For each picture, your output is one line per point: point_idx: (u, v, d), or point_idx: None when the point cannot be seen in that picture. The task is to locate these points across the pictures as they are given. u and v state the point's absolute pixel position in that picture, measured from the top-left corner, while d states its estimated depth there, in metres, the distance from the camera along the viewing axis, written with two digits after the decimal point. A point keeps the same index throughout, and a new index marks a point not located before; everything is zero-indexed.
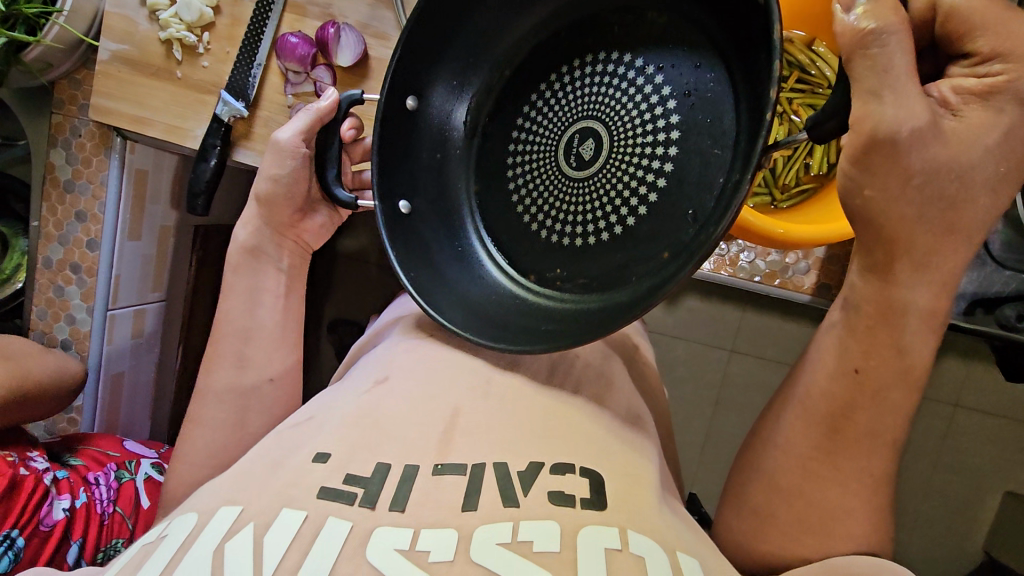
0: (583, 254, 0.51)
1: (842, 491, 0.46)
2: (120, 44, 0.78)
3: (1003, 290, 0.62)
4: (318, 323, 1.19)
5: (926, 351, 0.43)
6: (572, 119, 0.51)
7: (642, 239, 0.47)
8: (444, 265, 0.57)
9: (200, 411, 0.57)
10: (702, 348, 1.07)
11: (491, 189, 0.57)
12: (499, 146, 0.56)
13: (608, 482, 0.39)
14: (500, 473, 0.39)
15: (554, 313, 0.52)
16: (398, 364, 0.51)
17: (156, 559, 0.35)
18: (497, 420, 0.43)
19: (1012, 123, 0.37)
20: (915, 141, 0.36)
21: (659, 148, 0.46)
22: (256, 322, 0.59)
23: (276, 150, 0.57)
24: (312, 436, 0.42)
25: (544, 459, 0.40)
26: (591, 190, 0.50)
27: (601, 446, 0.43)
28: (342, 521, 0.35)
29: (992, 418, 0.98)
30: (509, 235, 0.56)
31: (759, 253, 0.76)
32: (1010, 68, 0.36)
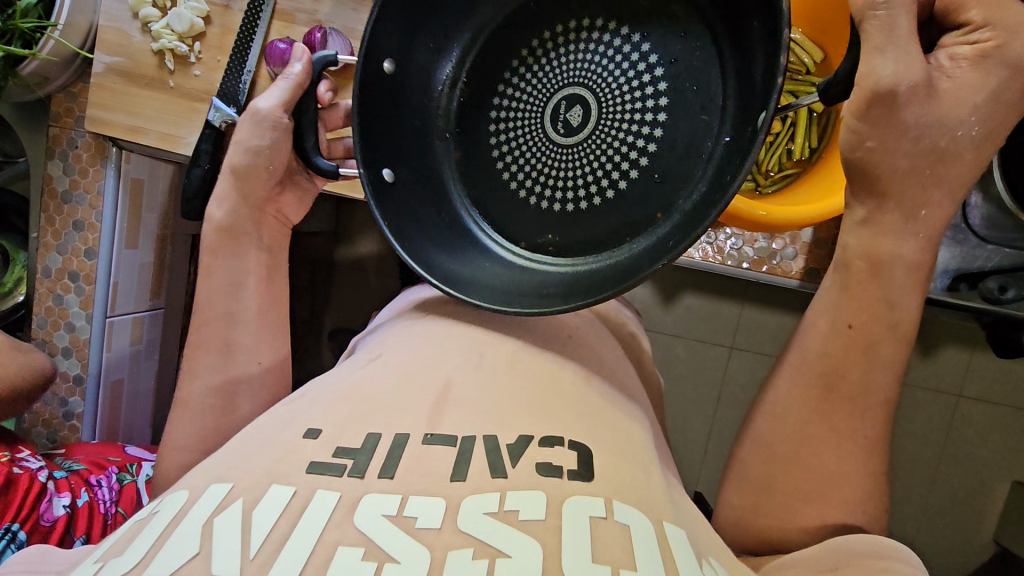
0: (574, 219, 0.53)
1: (839, 454, 0.46)
2: (115, 56, 0.80)
3: (986, 264, 0.63)
4: (318, 333, 1.20)
5: (914, 311, 0.44)
6: (559, 86, 0.53)
7: (635, 202, 0.50)
8: (433, 232, 0.57)
9: (193, 395, 0.57)
10: (701, 345, 1.08)
11: (474, 160, 0.58)
12: (482, 116, 0.57)
13: (596, 455, 0.40)
14: (489, 445, 0.40)
15: (549, 276, 0.54)
16: (391, 343, 0.52)
17: (145, 534, 0.35)
18: (491, 393, 0.44)
19: (999, 85, 0.40)
20: (913, 97, 0.39)
21: (648, 114, 0.49)
22: (245, 308, 0.59)
23: (257, 120, 0.60)
24: (306, 411, 0.43)
25: (534, 433, 0.41)
26: (580, 154, 0.52)
27: (591, 421, 0.43)
28: (330, 493, 0.36)
29: (994, 407, 0.99)
30: (496, 205, 0.57)
31: (746, 240, 0.76)
32: (998, 34, 0.39)
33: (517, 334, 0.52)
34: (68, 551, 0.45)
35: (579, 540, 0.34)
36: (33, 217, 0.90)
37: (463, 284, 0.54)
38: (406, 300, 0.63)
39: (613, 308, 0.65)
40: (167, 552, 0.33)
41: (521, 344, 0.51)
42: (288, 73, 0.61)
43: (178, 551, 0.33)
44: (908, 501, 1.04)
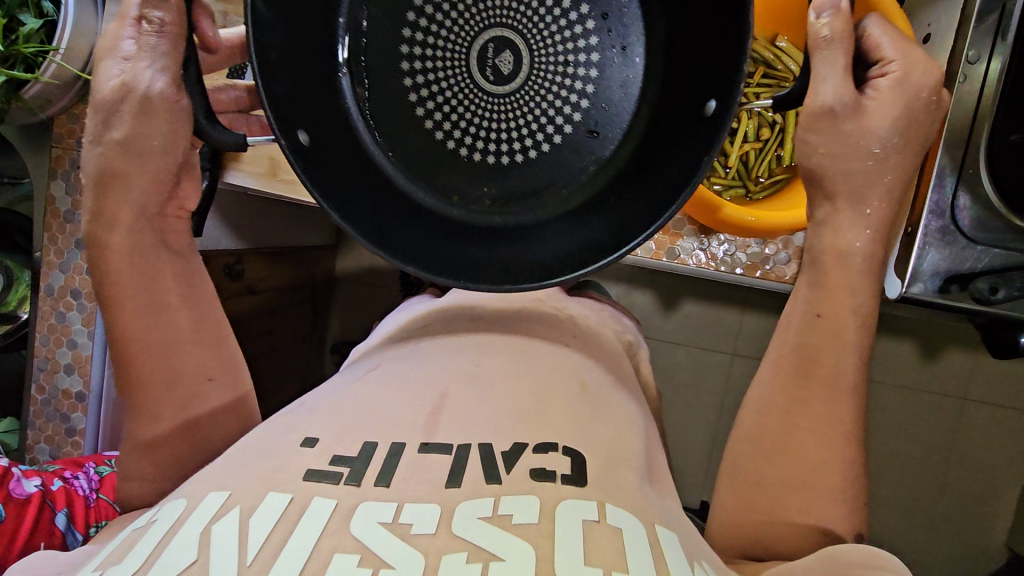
0: (509, 172, 0.56)
1: (817, 442, 0.47)
2: None
3: (977, 265, 0.63)
4: (321, 348, 1.20)
5: (866, 300, 0.49)
6: (482, 28, 0.52)
7: (568, 153, 0.55)
8: (362, 194, 0.54)
9: (157, 418, 0.50)
10: (702, 352, 1.08)
11: (387, 106, 0.55)
12: (396, 58, 0.54)
13: (589, 461, 0.40)
14: (484, 454, 0.40)
15: (490, 228, 0.57)
16: (387, 354, 0.53)
17: (144, 542, 0.36)
18: (484, 401, 0.45)
19: (905, 107, 0.48)
20: (846, 114, 0.47)
21: (580, 67, 0.53)
22: (178, 326, 0.51)
23: (137, 107, 0.48)
24: (302, 422, 0.44)
25: (528, 440, 0.42)
26: (513, 105, 0.53)
27: (585, 426, 0.44)
28: (326, 500, 0.36)
29: (999, 410, 0.99)
30: (418, 155, 0.56)
31: (739, 245, 0.77)
32: (903, 67, 0.47)
33: (515, 338, 0.53)
34: (71, 552, 0.45)
35: (572, 543, 0.34)
36: (36, 236, 0.91)
37: (405, 248, 0.52)
38: (404, 312, 0.62)
39: (610, 319, 0.64)
40: (166, 558, 0.34)
41: (510, 355, 0.51)
42: (145, 31, 0.47)
43: (175, 558, 0.34)
44: (917, 506, 1.03)
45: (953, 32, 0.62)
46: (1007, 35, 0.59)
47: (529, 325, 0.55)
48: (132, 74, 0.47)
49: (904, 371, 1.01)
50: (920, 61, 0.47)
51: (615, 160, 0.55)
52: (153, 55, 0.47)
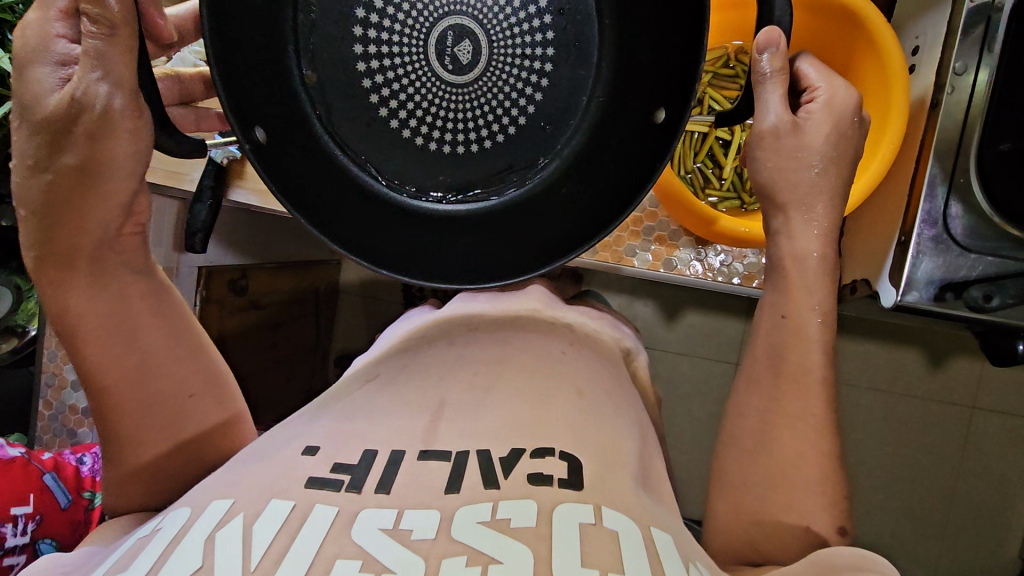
0: (464, 162, 0.53)
1: (800, 440, 0.49)
2: None
3: (970, 273, 0.63)
4: (326, 361, 1.21)
5: (827, 299, 0.53)
6: (439, 15, 0.48)
7: (522, 145, 0.53)
8: (313, 186, 0.51)
9: (142, 442, 0.49)
10: (706, 362, 1.08)
11: (336, 89, 0.51)
12: (346, 36, 0.49)
13: (586, 465, 0.41)
14: (482, 458, 0.41)
15: (442, 221, 0.55)
16: (385, 365, 0.53)
17: (149, 551, 0.36)
18: (480, 411, 0.46)
19: (837, 125, 0.52)
20: (787, 134, 0.52)
21: (538, 59, 0.50)
22: (152, 343, 0.49)
23: (94, 127, 0.42)
24: (303, 431, 0.45)
25: (525, 446, 0.42)
26: (473, 95, 0.50)
27: (581, 431, 0.44)
28: (328, 507, 0.37)
29: (1007, 418, 0.99)
30: (369, 145, 0.53)
31: (736, 256, 0.78)
32: (826, 91, 0.52)
33: (506, 347, 0.54)
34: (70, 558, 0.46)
35: (568, 546, 0.35)
36: None
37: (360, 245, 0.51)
38: (404, 324, 0.62)
39: (611, 335, 0.63)
40: (171, 567, 0.34)
41: (487, 358, 0.52)
42: (89, 32, 0.40)
43: (179, 567, 0.34)
44: (927, 517, 1.02)
45: (941, 43, 0.64)
46: (993, 47, 0.60)
47: (520, 332, 0.56)
48: (82, 87, 0.41)
49: (909, 381, 1.01)
50: (840, 85, 0.52)
51: (568, 148, 0.53)
52: (105, 66, 0.41)
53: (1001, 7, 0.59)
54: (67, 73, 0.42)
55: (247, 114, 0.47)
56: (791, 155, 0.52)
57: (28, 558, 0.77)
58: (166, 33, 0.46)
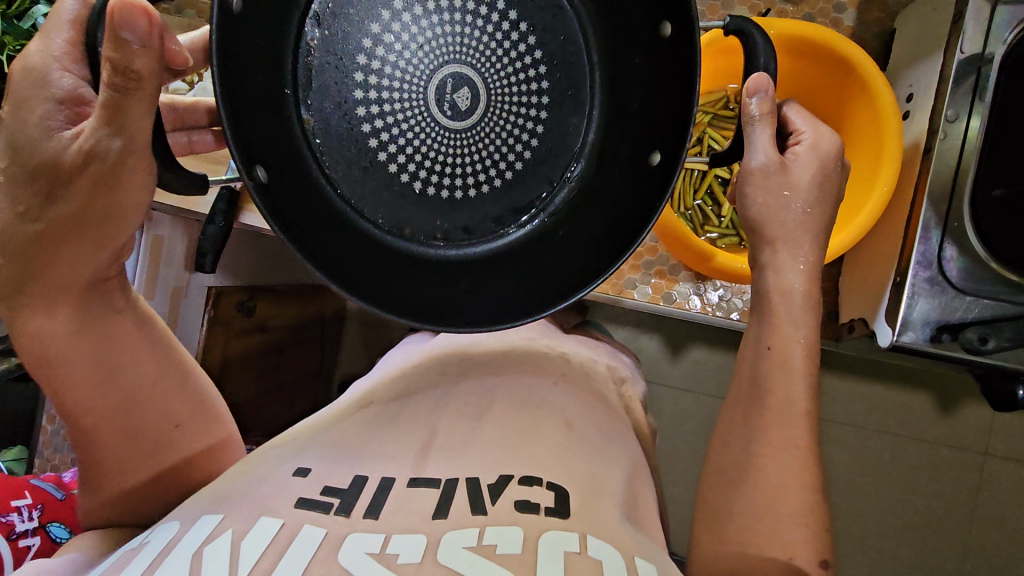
0: (462, 206, 0.52)
1: (786, 470, 0.50)
2: None
3: (966, 315, 0.64)
4: (329, 382, 1.22)
5: (812, 332, 0.54)
6: (439, 62, 0.48)
7: (520, 190, 0.53)
8: (313, 232, 0.48)
9: (127, 477, 0.50)
10: (709, 398, 1.08)
11: (331, 132, 0.49)
12: (344, 80, 0.48)
13: (573, 496, 0.42)
14: (471, 486, 0.42)
15: (439, 265, 0.54)
16: (376, 392, 0.55)
17: (136, 563, 0.37)
18: (469, 440, 0.47)
19: (824, 165, 0.54)
20: (775, 172, 0.53)
21: (533, 108, 0.51)
22: (139, 376, 0.50)
23: (97, 179, 0.41)
24: (296, 455, 0.46)
25: (514, 473, 0.43)
26: (473, 140, 0.50)
27: (568, 461, 0.45)
28: (316, 529, 0.38)
29: (1019, 466, 0.97)
30: (368, 189, 0.51)
31: (735, 292, 0.79)
32: (809, 135, 0.54)
33: (495, 379, 0.55)
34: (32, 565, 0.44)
35: (552, 571, 0.35)
36: None
37: (363, 290, 0.49)
38: (401, 350, 0.63)
39: (600, 363, 0.63)
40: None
41: (478, 390, 0.53)
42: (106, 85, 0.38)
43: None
44: (936, 565, 0.99)
45: (934, 91, 0.65)
46: (984, 95, 0.62)
47: (510, 367, 0.57)
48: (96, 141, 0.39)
49: (918, 425, 0.99)
50: (822, 130, 0.54)
51: (562, 190, 0.54)
52: (119, 127, 0.39)
53: (990, 58, 0.61)
54: (72, 111, 0.42)
55: (248, 153, 0.44)
56: (772, 197, 0.54)
57: (42, 539, 0.76)
58: (181, 57, 0.41)
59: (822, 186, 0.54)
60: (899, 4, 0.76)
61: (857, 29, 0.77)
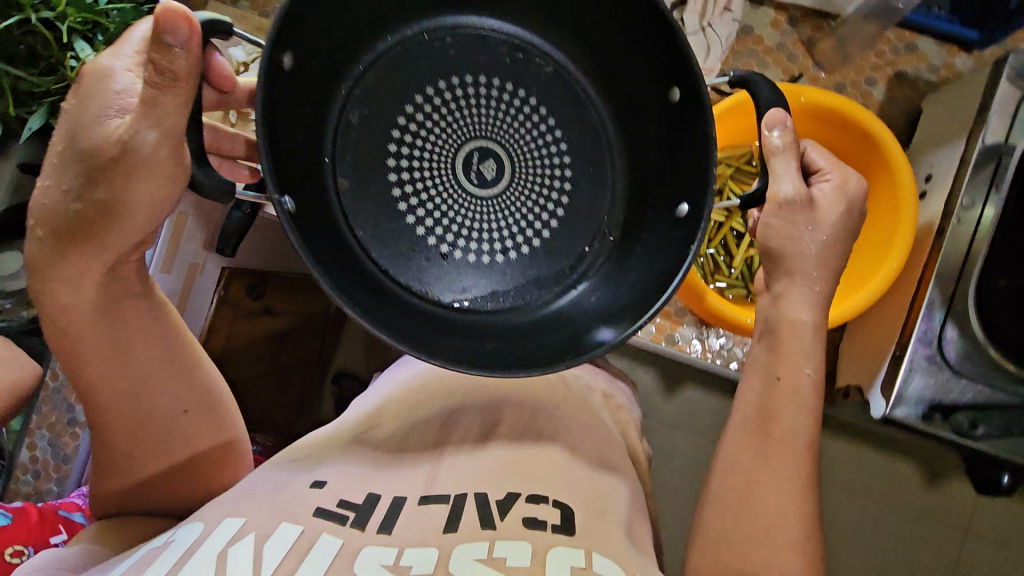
0: (489, 268, 0.55)
1: (773, 529, 0.51)
2: None
3: (960, 398, 0.65)
4: (325, 374, 1.23)
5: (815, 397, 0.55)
6: (469, 135, 0.53)
7: (546, 258, 0.56)
8: (345, 282, 0.48)
9: (142, 462, 0.53)
10: (699, 438, 1.09)
11: (364, 197, 0.52)
12: (378, 149, 0.52)
13: (578, 514, 0.46)
14: (480, 502, 0.46)
15: (463, 327, 0.54)
16: (387, 405, 0.56)
17: (160, 561, 0.39)
18: (474, 461, 0.51)
19: (849, 203, 0.56)
20: (804, 206, 0.54)
21: (556, 182, 0.55)
22: (147, 364, 0.52)
23: (133, 167, 0.41)
24: (313, 465, 0.49)
25: (522, 491, 0.48)
26: (500, 206, 0.55)
27: (571, 481, 0.49)
28: (333, 538, 0.41)
29: (1000, 550, 0.98)
30: (397, 250, 0.53)
31: (737, 341, 0.81)
32: (835, 173, 0.57)
33: (501, 412, 0.56)
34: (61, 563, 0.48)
35: None
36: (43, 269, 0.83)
37: (387, 328, 0.48)
38: (405, 367, 0.62)
39: (588, 380, 0.64)
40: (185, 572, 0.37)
41: (484, 410, 0.57)
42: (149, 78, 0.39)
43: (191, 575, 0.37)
44: None
45: (952, 175, 0.67)
46: (1000, 186, 0.63)
47: (514, 399, 0.58)
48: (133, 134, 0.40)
49: (905, 497, 1.00)
50: (846, 170, 0.57)
51: (590, 265, 0.57)
52: (154, 120, 0.40)
53: (1010, 150, 0.63)
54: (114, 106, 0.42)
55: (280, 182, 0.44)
56: (790, 233, 0.55)
57: None
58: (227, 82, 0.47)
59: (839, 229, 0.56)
60: (930, 85, 0.78)
61: (886, 104, 0.79)
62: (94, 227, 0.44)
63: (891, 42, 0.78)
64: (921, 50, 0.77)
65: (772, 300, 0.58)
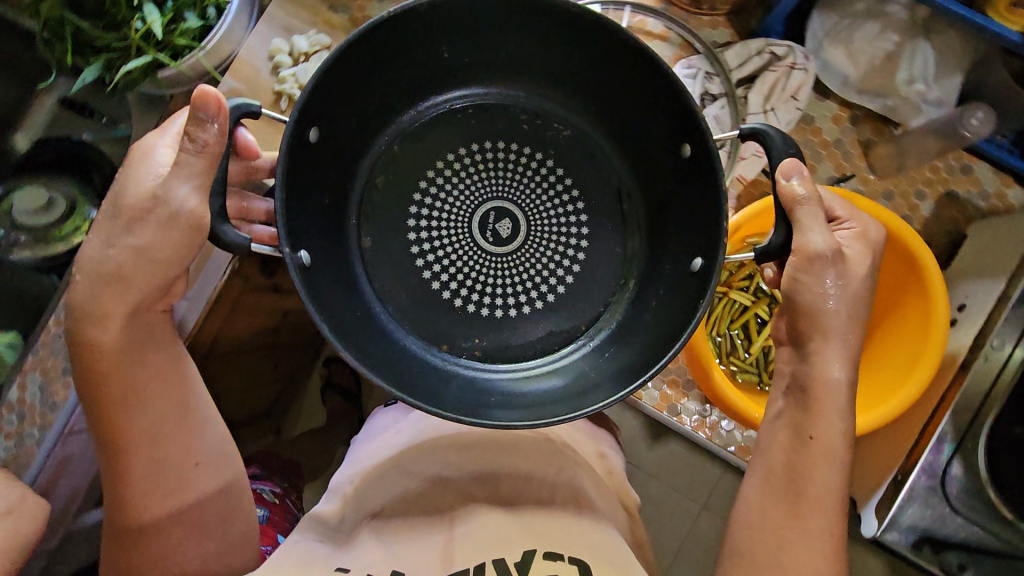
0: (506, 323, 0.64)
1: None
2: (238, 83, 0.79)
3: (952, 534, 0.65)
4: None
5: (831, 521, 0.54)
6: (482, 201, 0.64)
7: (558, 313, 0.65)
8: (359, 340, 0.59)
9: (148, 509, 0.57)
10: (675, 496, 1.08)
11: (388, 256, 0.64)
12: (401, 213, 0.64)
13: (593, 568, 0.55)
14: (499, 567, 0.55)
15: (470, 380, 0.63)
16: (379, 468, 0.65)
17: None
18: (489, 525, 0.59)
19: (869, 251, 0.58)
20: (834, 259, 0.55)
21: (573, 241, 0.65)
22: (158, 413, 0.57)
23: (163, 218, 0.53)
24: (337, 551, 0.58)
25: (537, 548, 0.57)
26: (515, 263, 0.64)
27: (584, 535, 0.58)
28: None
29: None
30: (418, 307, 0.64)
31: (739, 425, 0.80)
32: (851, 219, 0.59)
33: (493, 475, 0.65)
34: None
35: None
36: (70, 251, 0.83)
37: (392, 378, 0.58)
38: (388, 435, 0.69)
39: (579, 446, 0.69)
40: None
41: (481, 468, 0.66)
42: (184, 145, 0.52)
43: None
44: None
45: (985, 314, 0.66)
46: None
47: (503, 456, 0.67)
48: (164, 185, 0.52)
49: None
50: (860, 216, 0.59)
51: (606, 322, 0.65)
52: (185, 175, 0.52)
53: None
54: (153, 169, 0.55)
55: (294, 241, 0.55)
56: (817, 288, 0.55)
57: None
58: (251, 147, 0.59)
59: (867, 287, 0.57)
60: (979, 212, 0.77)
61: (932, 221, 0.78)
62: (134, 269, 0.54)
63: (947, 161, 0.77)
64: (976, 174, 0.77)
65: (803, 358, 0.58)
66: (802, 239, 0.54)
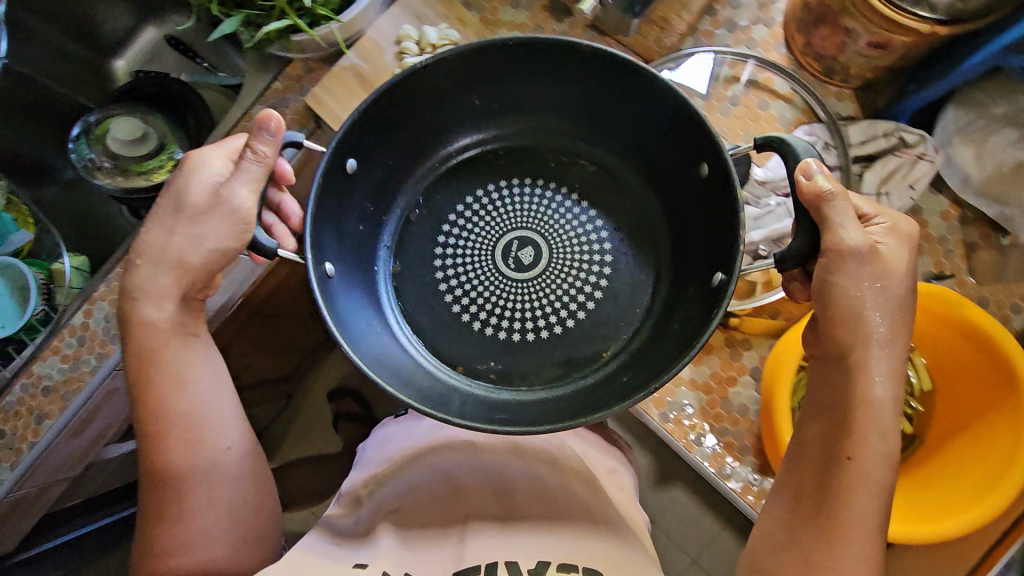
0: (524, 348, 0.67)
1: None
2: (362, 61, 0.80)
3: None
4: None
5: None
6: (505, 231, 0.69)
7: (576, 340, 0.66)
8: (376, 349, 0.62)
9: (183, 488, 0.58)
10: (674, 546, 1.05)
11: (416, 280, 0.69)
12: (430, 241, 0.70)
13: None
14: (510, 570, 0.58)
15: (483, 397, 0.64)
16: (393, 473, 0.67)
17: None
18: (495, 535, 0.61)
19: (896, 244, 0.56)
20: (865, 258, 0.53)
21: (594, 272, 0.68)
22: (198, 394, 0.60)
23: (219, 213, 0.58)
24: (357, 550, 0.61)
25: (551, 559, 0.59)
26: (534, 287, 0.67)
27: (594, 546, 0.59)
28: None
29: None
30: (439, 330, 0.68)
31: None
32: (881, 213, 0.57)
33: (507, 487, 0.66)
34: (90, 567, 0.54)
35: None
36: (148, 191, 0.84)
37: (402, 383, 0.59)
38: (393, 441, 0.70)
39: (598, 459, 0.68)
40: None
41: (495, 479, 0.67)
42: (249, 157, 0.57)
43: None
44: None
45: None
46: None
47: (519, 466, 0.67)
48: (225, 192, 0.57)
49: None
50: (894, 216, 0.57)
51: (627, 347, 0.66)
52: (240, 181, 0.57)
53: None
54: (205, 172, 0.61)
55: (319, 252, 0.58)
56: (853, 290, 0.54)
57: None
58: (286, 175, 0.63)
59: (904, 285, 0.55)
60: None
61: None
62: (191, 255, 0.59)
63: None
64: None
65: (844, 370, 0.55)
66: (837, 239, 0.53)
